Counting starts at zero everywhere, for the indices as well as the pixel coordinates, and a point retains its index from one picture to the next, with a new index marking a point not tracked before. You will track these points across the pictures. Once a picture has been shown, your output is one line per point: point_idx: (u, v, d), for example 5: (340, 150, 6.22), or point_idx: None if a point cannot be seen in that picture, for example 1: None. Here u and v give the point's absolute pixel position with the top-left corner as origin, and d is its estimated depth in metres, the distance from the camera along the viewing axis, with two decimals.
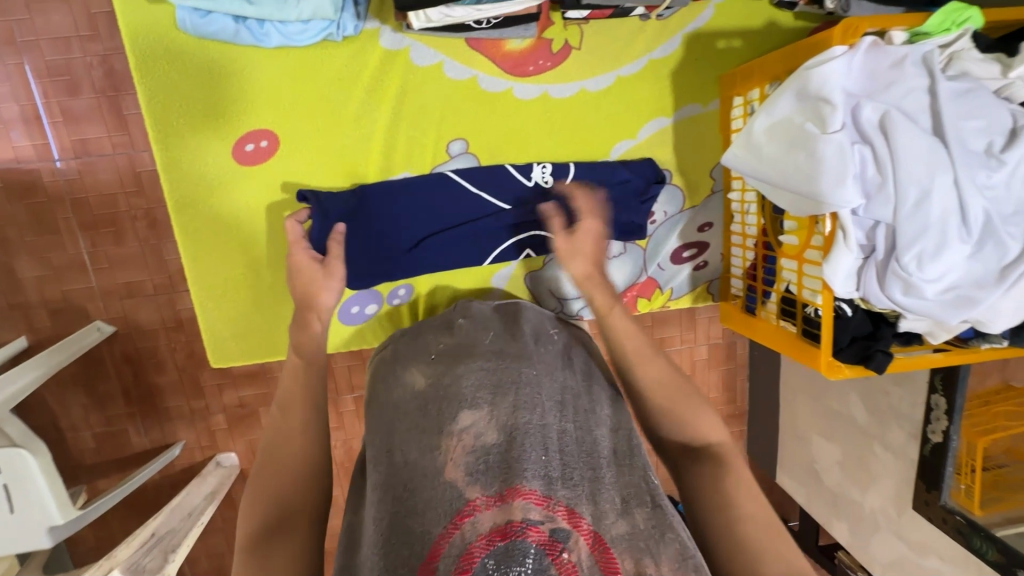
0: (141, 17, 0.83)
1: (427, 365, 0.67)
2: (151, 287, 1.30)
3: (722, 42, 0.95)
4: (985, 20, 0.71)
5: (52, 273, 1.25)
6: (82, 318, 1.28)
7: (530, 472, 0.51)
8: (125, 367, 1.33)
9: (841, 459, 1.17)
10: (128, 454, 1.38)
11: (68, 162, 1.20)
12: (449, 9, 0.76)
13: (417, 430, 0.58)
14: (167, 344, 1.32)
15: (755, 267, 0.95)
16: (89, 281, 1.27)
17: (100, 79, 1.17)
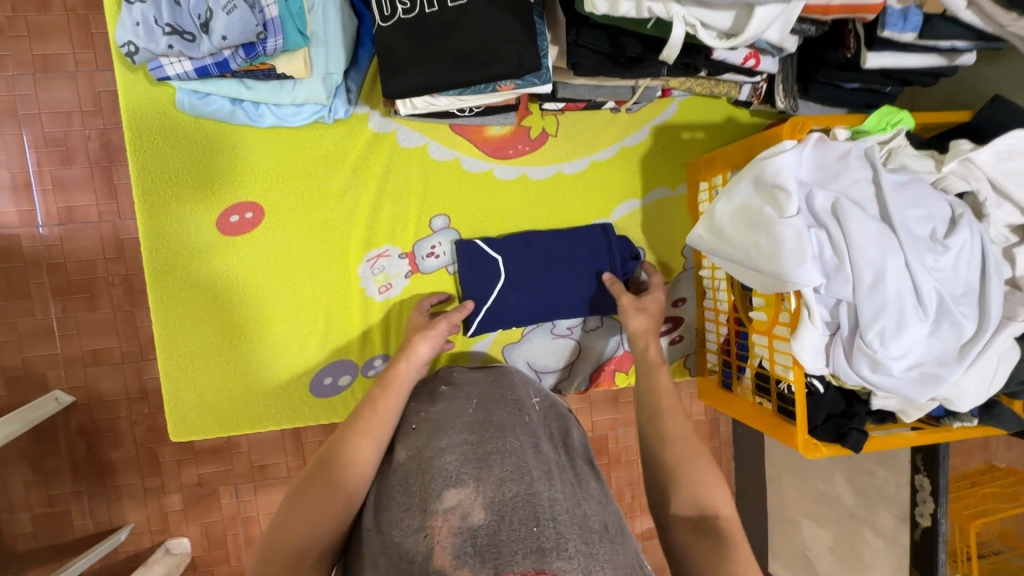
0: (141, 96, 0.88)
1: (409, 441, 0.67)
2: (118, 355, 1.29)
3: (687, 133, 1.03)
4: (916, 121, 0.79)
5: (16, 339, 1.25)
6: (40, 386, 1.26)
7: (520, 554, 0.46)
8: (78, 441, 1.26)
9: (832, 545, 1.12)
10: (68, 540, 1.26)
11: (51, 228, 1.25)
12: (433, 99, 0.83)
13: (401, 510, 0.55)
14: (128, 416, 1.27)
15: (729, 342, 0.96)
16: (54, 347, 1.26)
17: (95, 149, 1.25)
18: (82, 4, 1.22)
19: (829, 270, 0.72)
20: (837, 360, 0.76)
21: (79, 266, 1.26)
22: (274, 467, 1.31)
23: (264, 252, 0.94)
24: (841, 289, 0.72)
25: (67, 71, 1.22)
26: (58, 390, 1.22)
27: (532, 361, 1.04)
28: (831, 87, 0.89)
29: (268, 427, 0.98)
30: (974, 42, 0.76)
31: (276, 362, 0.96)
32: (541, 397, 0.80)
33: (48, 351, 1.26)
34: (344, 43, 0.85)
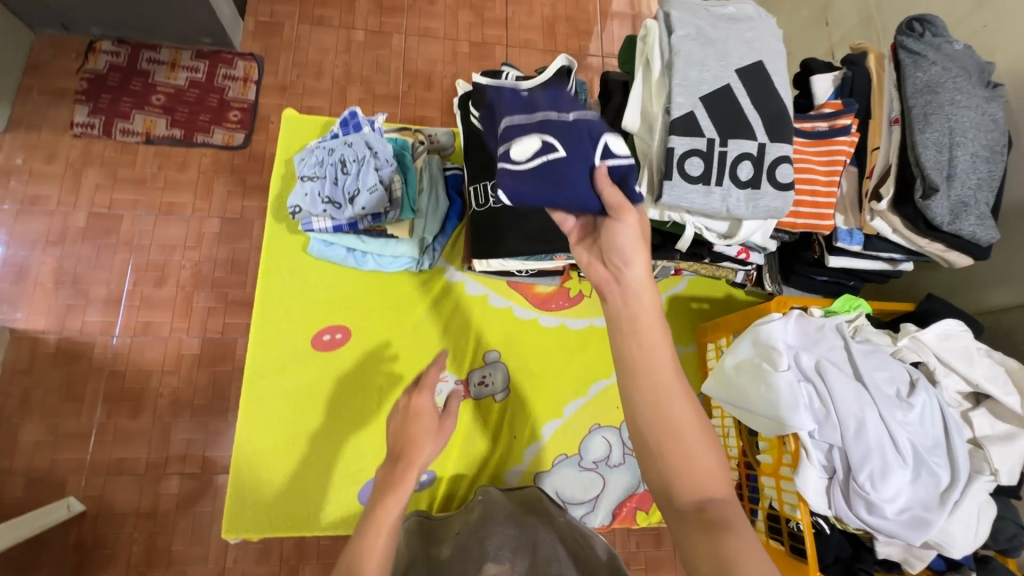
0: (280, 240, 1.16)
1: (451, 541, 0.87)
2: (142, 465, 1.39)
3: (695, 304, 1.28)
4: (872, 307, 1.02)
5: (53, 439, 1.38)
6: (57, 490, 1.35)
7: None
8: (71, 556, 1.32)
9: None
10: None
11: (125, 338, 1.46)
12: (505, 261, 1.09)
13: None
14: (130, 531, 1.34)
15: (741, 486, 1.07)
16: (85, 451, 1.38)
17: (186, 276, 1.53)
18: (212, 169, 1.61)
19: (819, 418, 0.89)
20: (837, 501, 0.87)
21: (137, 376, 1.45)
22: None
23: (345, 368, 1.13)
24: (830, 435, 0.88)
25: (184, 215, 1.56)
26: (73, 497, 1.33)
27: (561, 491, 1.13)
28: (806, 278, 1.16)
29: (314, 532, 1.05)
30: (906, 255, 1.03)
31: (334, 471, 1.07)
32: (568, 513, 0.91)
33: (78, 455, 1.38)
34: (438, 217, 1.16)
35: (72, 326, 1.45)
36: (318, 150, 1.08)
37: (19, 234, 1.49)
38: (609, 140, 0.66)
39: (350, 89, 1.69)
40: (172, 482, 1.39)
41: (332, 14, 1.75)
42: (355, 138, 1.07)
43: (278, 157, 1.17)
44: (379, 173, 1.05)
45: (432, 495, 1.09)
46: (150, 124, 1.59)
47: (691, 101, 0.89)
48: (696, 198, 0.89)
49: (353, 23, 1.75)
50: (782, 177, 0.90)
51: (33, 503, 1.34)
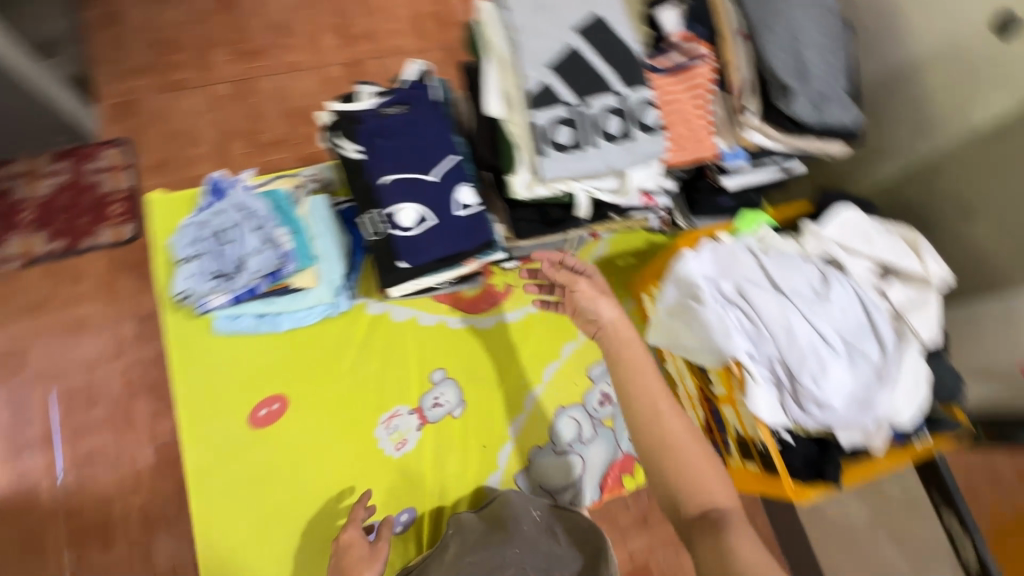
0: (183, 329, 1.08)
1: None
2: None
3: (620, 261, 1.29)
4: (773, 218, 1.05)
5: None
6: None
7: None
8: None
9: None
10: None
11: (69, 474, 1.36)
12: (419, 280, 1.05)
13: None
14: None
15: (709, 421, 1.09)
16: None
17: (116, 389, 1.43)
18: (109, 269, 1.49)
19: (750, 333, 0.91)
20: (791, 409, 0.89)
21: (97, 507, 1.35)
22: None
23: (291, 438, 1.08)
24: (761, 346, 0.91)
25: (95, 326, 1.45)
26: None
27: (545, 483, 1.13)
28: (713, 205, 1.17)
29: None
30: (790, 157, 1.06)
31: (311, 543, 1.04)
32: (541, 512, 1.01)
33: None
34: (341, 255, 1.10)
35: (8, 479, 1.35)
36: (189, 227, 1.02)
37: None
38: (462, 194, 1.01)
39: (232, 145, 1.60)
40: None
41: (190, 74, 1.65)
42: (225, 205, 1.02)
43: (154, 246, 1.09)
44: (261, 231, 1.01)
45: (417, 530, 1.08)
46: (28, 243, 1.48)
47: (541, 72, 0.87)
48: (576, 164, 0.88)
49: (213, 78, 1.65)
50: (648, 120, 0.90)
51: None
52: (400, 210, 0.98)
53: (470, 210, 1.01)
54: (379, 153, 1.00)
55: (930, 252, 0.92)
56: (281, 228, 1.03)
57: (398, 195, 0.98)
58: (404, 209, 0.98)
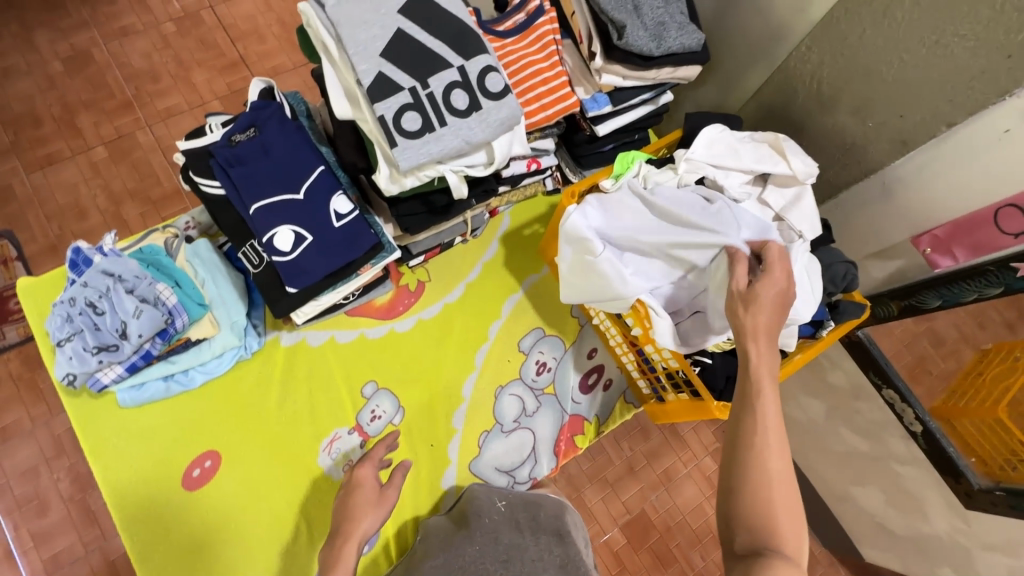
0: (90, 411, 1.02)
1: None
2: None
3: (527, 230, 1.28)
4: (649, 151, 1.06)
5: None
6: None
7: None
8: None
9: (887, 498, 1.35)
10: None
11: None
12: (318, 301, 1.02)
13: None
14: None
15: (639, 362, 1.10)
16: None
17: (67, 487, 1.40)
18: (26, 367, 1.44)
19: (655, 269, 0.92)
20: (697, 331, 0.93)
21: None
22: None
23: (232, 490, 1.04)
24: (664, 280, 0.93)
25: (26, 430, 1.40)
26: None
27: (500, 464, 1.13)
28: (597, 154, 1.17)
29: None
30: (652, 91, 1.07)
31: None
32: (502, 501, 1.06)
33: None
34: (238, 296, 1.06)
35: None
36: (59, 307, 0.95)
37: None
38: (336, 206, 0.97)
39: (125, 210, 1.53)
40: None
41: (61, 146, 1.55)
42: (89, 274, 0.95)
43: (34, 333, 1.02)
44: (135, 294, 0.95)
45: (386, 545, 1.06)
46: None
47: (374, 62, 0.85)
48: (432, 146, 0.87)
49: (86, 144, 1.55)
50: (495, 85, 0.89)
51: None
52: (276, 234, 0.94)
53: (345, 218, 0.97)
54: (238, 183, 0.95)
55: (794, 152, 0.94)
56: (159, 284, 0.98)
57: (269, 219, 0.94)
58: (280, 231, 0.94)
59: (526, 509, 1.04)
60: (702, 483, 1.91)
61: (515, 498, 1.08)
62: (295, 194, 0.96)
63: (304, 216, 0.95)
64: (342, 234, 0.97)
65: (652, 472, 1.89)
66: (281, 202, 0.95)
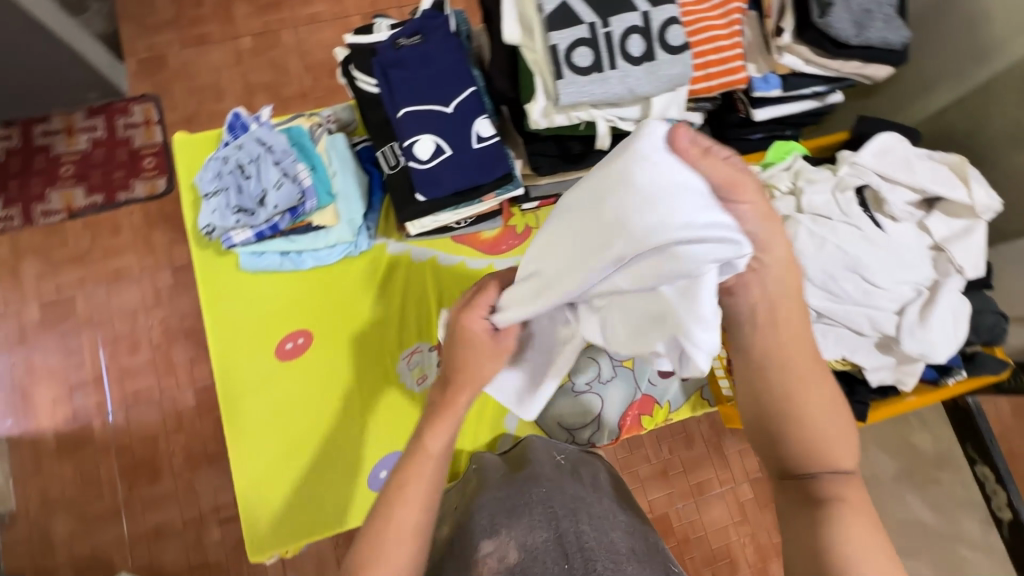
0: (213, 267, 1.12)
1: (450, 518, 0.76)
2: (179, 523, 1.47)
3: None
4: (808, 148, 1.00)
5: (85, 526, 1.44)
6: (106, 570, 1.43)
7: None
8: None
9: None
10: None
11: (118, 412, 1.50)
12: (437, 216, 1.04)
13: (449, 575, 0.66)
14: None
15: (731, 361, 1.07)
16: (121, 527, 1.45)
17: (156, 335, 1.54)
18: (145, 222, 1.58)
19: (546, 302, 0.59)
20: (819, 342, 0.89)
21: (144, 442, 1.50)
22: None
23: (315, 370, 1.10)
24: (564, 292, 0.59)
25: (134, 277, 1.55)
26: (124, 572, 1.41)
27: (563, 420, 1.14)
28: (742, 141, 1.11)
29: (336, 530, 1.04)
30: (828, 85, 0.99)
31: (334, 470, 1.06)
32: (564, 453, 0.85)
33: (115, 531, 1.45)
34: (360, 193, 1.10)
35: (65, 415, 1.49)
36: (213, 162, 1.04)
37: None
38: (478, 129, 0.98)
39: (256, 100, 1.62)
40: (213, 529, 1.46)
41: (213, 28, 1.65)
42: (245, 139, 1.03)
43: (181, 185, 1.11)
44: (280, 166, 1.03)
45: None
46: (69, 197, 1.56)
47: None
48: (595, 88, 0.85)
49: (236, 31, 1.65)
50: (674, 40, 0.86)
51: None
52: (417, 141, 0.97)
53: (485, 142, 0.98)
54: (394, 84, 0.98)
55: (979, 180, 0.85)
56: (300, 164, 1.04)
57: (414, 126, 0.97)
58: (422, 140, 0.97)
59: (583, 464, 0.83)
60: (733, 507, 1.84)
61: (583, 455, 0.87)
62: (445, 107, 0.98)
63: (448, 130, 0.97)
64: (478, 157, 0.98)
65: (685, 481, 1.85)
66: (430, 112, 0.97)
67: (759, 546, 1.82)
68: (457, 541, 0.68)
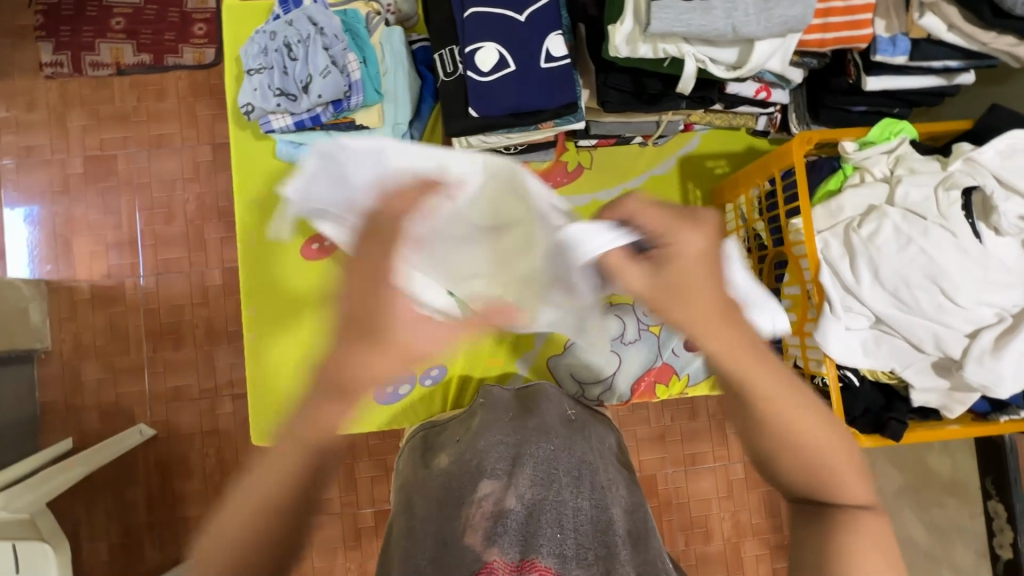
0: (251, 151, 1.08)
1: (452, 448, 0.77)
2: (196, 390, 1.54)
3: (710, 162, 1.14)
4: (919, 131, 0.86)
5: (112, 376, 1.53)
6: (128, 419, 1.52)
7: (546, 549, 0.58)
8: (154, 471, 1.53)
9: None
10: (139, 567, 1.50)
11: (150, 277, 1.54)
12: (486, 137, 0.96)
13: (440, 498, 0.67)
14: (200, 448, 1.53)
15: (764, 348, 1.01)
16: (144, 383, 1.53)
17: (192, 210, 1.55)
18: (191, 92, 1.53)
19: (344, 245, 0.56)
20: (868, 349, 0.82)
21: (170, 310, 1.54)
22: (326, 502, 1.57)
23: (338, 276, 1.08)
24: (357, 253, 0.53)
25: (175, 147, 1.54)
26: (142, 424, 1.50)
27: (575, 372, 1.11)
28: (839, 111, 0.99)
29: None
30: (964, 62, 0.85)
31: None
32: (577, 409, 0.84)
33: (138, 386, 1.53)
34: (411, 98, 1.02)
35: (100, 271, 1.53)
36: (259, 36, 0.97)
37: (27, 187, 1.52)
38: (550, 46, 0.88)
39: None
40: (226, 403, 1.55)
41: None
42: (296, 16, 0.95)
43: (227, 56, 1.05)
44: (329, 53, 0.94)
45: (446, 387, 1.09)
46: (117, 52, 1.51)
47: None
48: (695, 17, 0.74)
49: None
50: None
51: (108, 431, 1.52)
52: (480, 49, 0.87)
53: (554, 63, 0.88)
54: None
55: None
56: (351, 54, 0.96)
57: (480, 32, 0.87)
58: (486, 47, 0.87)
59: (589, 424, 0.84)
60: (721, 483, 1.85)
61: (594, 416, 0.86)
62: (517, 16, 0.88)
63: (515, 44, 0.88)
64: (543, 78, 0.88)
65: (680, 449, 1.85)
66: (500, 19, 0.88)
67: (736, 523, 1.84)
68: (460, 474, 0.69)
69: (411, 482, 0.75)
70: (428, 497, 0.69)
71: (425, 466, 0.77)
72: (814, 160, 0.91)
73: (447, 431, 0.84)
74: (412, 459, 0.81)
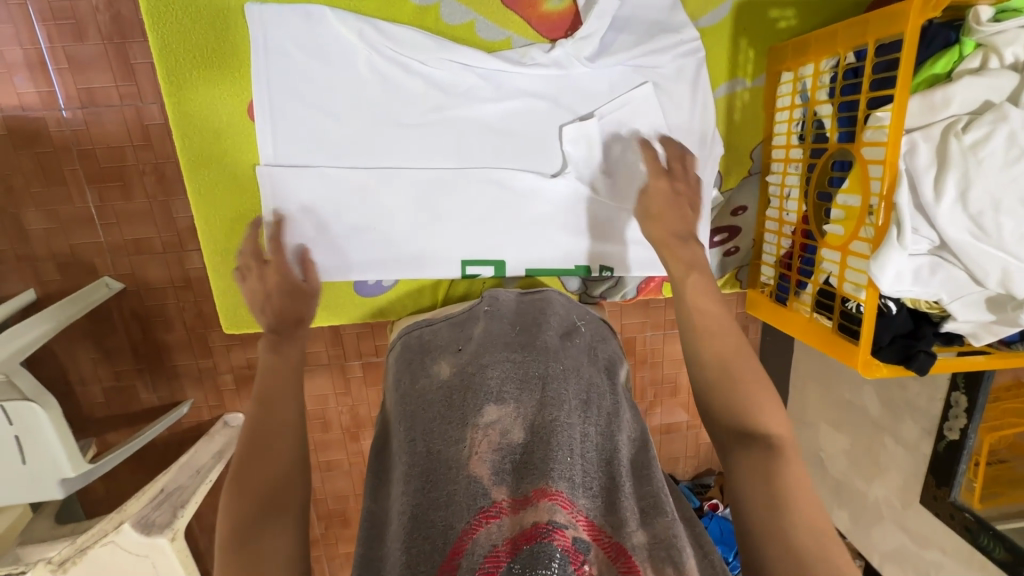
0: None
1: (452, 358, 0.81)
2: (159, 245, 1.38)
3: (774, 12, 0.89)
4: None
5: (60, 226, 1.32)
6: (88, 272, 1.37)
7: (556, 476, 0.62)
8: (133, 323, 1.43)
9: (849, 448, 1.50)
10: (136, 408, 1.51)
11: (74, 112, 1.25)
12: None
13: (445, 421, 0.71)
14: (176, 302, 1.42)
15: (791, 255, 0.91)
16: (97, 235, 1.35)
17: (106, 22, 1.21)
18: None
19: (283, 174, 0.88)
20: (920, 277, 0.73)
21: (109, 153, 1.29)
22: (314, 355, 1.59)
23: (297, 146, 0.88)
24: (401, 184, 0.90)
25: None
26: (109, 277, 1.38)
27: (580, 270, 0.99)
28: None
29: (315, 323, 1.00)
30: None
31: None
32: (587, 323, 0.91)
33: (93, 238, 1.35)
34: None
35: (9, 101, 1.23)
36: None
37: None
38: None
39: None
40: (195, 258, 1.40)
41: None
42: None
43: None
44: None
45: (435, 285, 0.99)
46: None
47: None
48: None
49: None
50: None
51: (72, 284, 1.37)
52: None
53: None
54: None
55: None
56: None
57: None
58: None
59: (599, 341, 0.89)
60: None
61: (601, 327, 0.94)
62: None
63: None
64: None
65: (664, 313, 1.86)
66: None
67: None
68: (464, 394, 0.73)
69: (410, 386, 0.81)
70: (429, 414, 0.74)
71: (425, 375, 0.81)
72: (926, 27, 0.70)
73: (454, 335, 0.87)
74: (411, 365, 0.85)
